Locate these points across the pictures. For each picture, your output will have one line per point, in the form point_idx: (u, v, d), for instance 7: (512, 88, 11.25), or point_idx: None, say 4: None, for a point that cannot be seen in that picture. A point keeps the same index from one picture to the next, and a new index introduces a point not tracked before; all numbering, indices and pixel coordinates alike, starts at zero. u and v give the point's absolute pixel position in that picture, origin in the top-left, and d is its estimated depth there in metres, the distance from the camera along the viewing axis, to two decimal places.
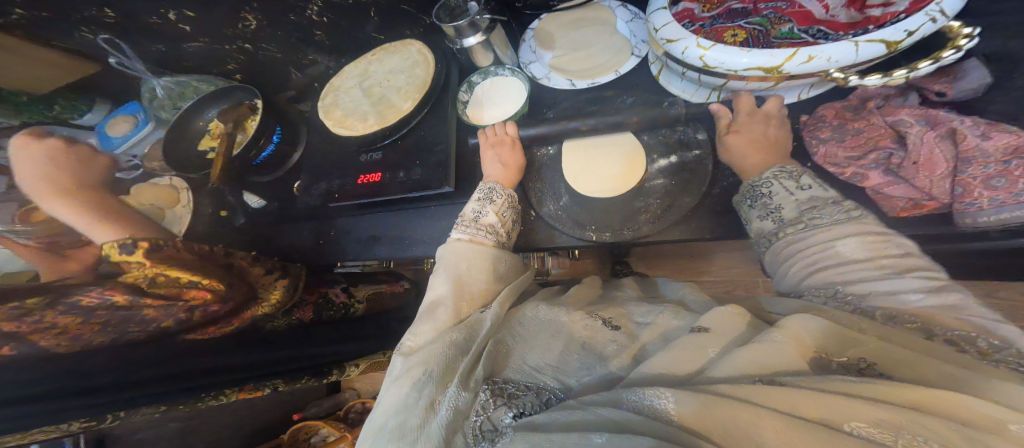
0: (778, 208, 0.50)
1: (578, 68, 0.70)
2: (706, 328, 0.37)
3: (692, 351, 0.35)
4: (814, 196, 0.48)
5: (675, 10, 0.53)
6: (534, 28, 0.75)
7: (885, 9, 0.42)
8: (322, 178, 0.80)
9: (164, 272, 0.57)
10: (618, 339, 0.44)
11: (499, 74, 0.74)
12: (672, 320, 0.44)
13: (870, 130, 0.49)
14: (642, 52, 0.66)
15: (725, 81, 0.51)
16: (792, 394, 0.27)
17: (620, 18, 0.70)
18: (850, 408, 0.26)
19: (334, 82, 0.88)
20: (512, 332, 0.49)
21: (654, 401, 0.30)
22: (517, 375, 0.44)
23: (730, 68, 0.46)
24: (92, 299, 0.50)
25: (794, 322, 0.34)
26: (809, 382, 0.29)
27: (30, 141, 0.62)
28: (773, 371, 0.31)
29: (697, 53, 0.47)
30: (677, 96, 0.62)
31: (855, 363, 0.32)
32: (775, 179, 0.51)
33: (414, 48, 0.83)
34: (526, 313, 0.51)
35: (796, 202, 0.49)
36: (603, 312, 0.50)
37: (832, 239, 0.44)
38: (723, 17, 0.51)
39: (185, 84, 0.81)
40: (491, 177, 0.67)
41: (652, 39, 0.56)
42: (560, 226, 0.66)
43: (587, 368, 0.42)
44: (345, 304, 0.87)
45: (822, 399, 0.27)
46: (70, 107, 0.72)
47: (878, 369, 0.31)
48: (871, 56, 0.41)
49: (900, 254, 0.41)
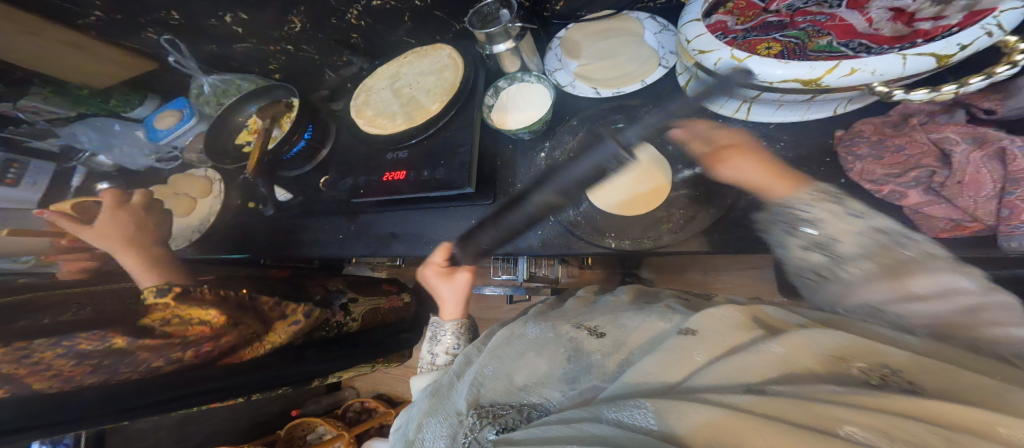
0: (832, 242, 0.50)
1: (604, 77, 0.70)
2: (693, 331, 0.41)
3: (676, 360, 0.39)
4: (878, 227, 0.47)
5: (709, 22, 0.53)
6: (562, 36, 0.76)
7: (936, 22, 0.41)
8: (351, 174, 0.83)
9: (184, 313, 0.62)
10: (601, 346, 0.48)
11: (524, 81, 0.75)
12: (659, 323, 0.48)
13: (911, 148, 0.46)
14: (670, 63, 0.66)
15: (759, 92, 0.51)
16: (781, 402, 0.31)
17: (649, 29, 0.71)
18: (844, 415, 0.29)
19: (365, 84, 0.91)
20: (498, 351, 0.52)
21: (636, 414, 0.33)
22: (503, 396, 0.47)
23: (764, 79, 0.45)
24: (92, 343, 0.53)
25: (794, 337, 0.38)
26: (803, 393, 0.32)
27: (84, 132, 0.86)
28: (756, 375, 0.35)
29: (731, 64, 0.47)
30: (705, 107, 0.61)
31: (874, 371, 0.34)
32: (808, 206, 0.51)
33: (444, 52, 0.85)
34: (517, 333, 0.54)
35: (852, 234, 0.48)
36: (589, 319, 0.55)
37: (848, 284, 0.50)
38: (757, 30, 0.50)
39: (230, 83, 0.92)
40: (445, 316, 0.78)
41: (683, 49, 0.55)
42: (579, 231, 0.65)
43: (573, 382, 0.46)
44: (340, 323, 0.92)
45: (813, 407, 0.30)
46: (124, 101, 0.91)
47: (905, 377, 0.33)
48: (918, 69, 0.39)
49: (946, 276, 0.43)
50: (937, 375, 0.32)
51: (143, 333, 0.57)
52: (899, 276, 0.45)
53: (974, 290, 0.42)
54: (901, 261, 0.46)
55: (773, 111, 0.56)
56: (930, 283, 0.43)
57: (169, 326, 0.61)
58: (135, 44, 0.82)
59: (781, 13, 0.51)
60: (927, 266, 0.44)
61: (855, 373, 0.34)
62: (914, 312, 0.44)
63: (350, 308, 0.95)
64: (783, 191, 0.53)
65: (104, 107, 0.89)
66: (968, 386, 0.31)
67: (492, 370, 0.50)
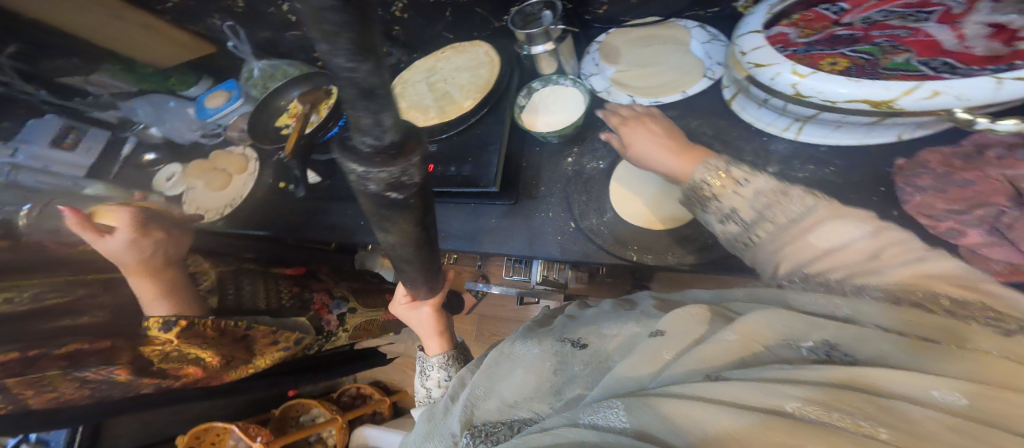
0: (732, 211, 0.42)
1: (644, 86, 0.68)
2: (661, 332, 0.36)
3: (645, 357, 0.34)
4: (758, 187, 0.40)
5: (769, 33, 0.49)
6: (601, 41, 0.74)
7: None
8: None
9: (178, 349, 0.59)
10: (586, 359, 0.46)
11: (559, 84, 0.74)
12: (633, 328, 0.45)
13: (981, 184, 0.43)
14: (716, 74, 0.63)
15: (817, 112, 0.48)
16: (736, 386, 0.25)
17: (696, 38, 0.68)
18: (787, 391, 0.24)
19: (403, 76, 0.93)
20: (489, 372, 0.52)
21: (609, 413, 0.29)
22: (497, 416, 0.47)
23: (826, 98, 0.43)
24: (96, 375, 0.54)
25: (753, 317, 0.31)
26: (755, 374, 0.26)
27: (141, 107, 0.91)
28: (713, 364, 0.29)
29: (791, 80, 0.44)
30: (750, 123, 0.58)
31: (819, 348, 0.27)
32: (705, 181, 0.44)
33: (482, 50, 0.85)
34: (504, 352, 0.54)
35: (747, 196, 0.41)
36: (573, 332, 0.53)
37: (776, 239, 0.38)
38: (823, 44, 0.47)
39: (277, 67, 0.96)
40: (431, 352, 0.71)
41: (735, 62, 0.53)
42: (600, 240, 0.63)
43: (559, 394, 0.44)
44: (328, 333, 0.85)
45: (767, 387, 0.25)
46: (182, 80, 0.97)
47: (843, 350, 0.26)
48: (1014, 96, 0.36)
49: (848, 221, 0.34)
50: (915, 324, 0.26)
51: (142, 371, 0.59)
52: (800, 232, 0.36)
53: (884, 254, 0.32)
54: (790, 221, 0.37)
55: (828, 133, 0.51)
56: (831, 236, 0.35)
57: (168, 361, 0.61)
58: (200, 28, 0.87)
59: (856, 25, 0.47)
60: (803, 224, 0.36)
61: (803, 352, 0.28)
62: (869, 276, 0.32)
63: (347, 319, 0.88)
64: (668, 164, 0.52)
65: (165, 85, 0.95)
66: (976, 360, 0.23)
67: (482, 390, 0.50)
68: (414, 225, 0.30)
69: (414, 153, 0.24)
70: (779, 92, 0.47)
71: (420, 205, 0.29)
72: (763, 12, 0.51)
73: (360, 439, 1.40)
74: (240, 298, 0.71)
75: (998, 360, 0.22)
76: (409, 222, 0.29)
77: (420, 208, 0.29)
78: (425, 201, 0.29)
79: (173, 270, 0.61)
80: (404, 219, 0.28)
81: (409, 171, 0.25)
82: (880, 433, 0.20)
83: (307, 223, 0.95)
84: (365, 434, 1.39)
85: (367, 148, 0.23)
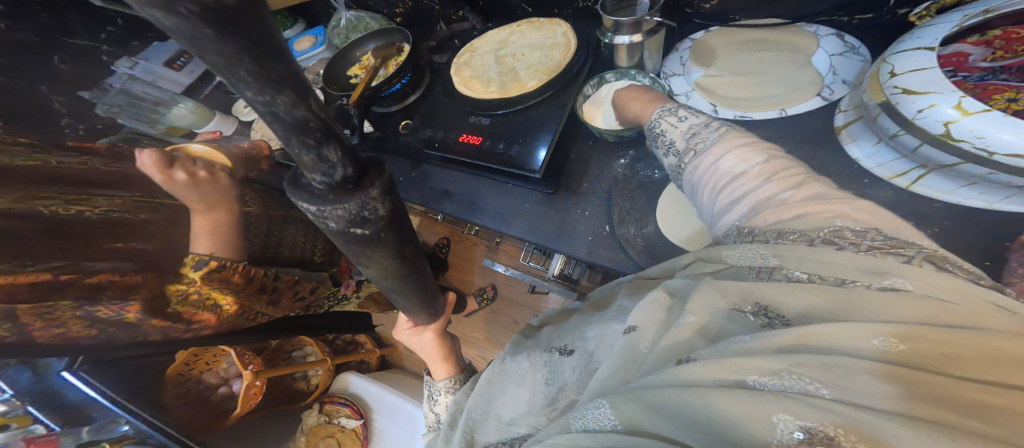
0: (671, 142, 0.50)
1: (733, 96, 0.61)
2: (632, 329, 0.36)
3: (623, 364, 0.33)
4: (692, 123, 0.49)
5: (943, 51, 0.43)
6: (696, 38, 0.69)
7: None
8: (431, 126, 0.84)
9: (202, 293, 0.56)
10: (575, 364, 0.44)
11: (635, 80, 0.69)
12: (612, 325, 0.44)
13: None
14: (835, 94, 0.56)
15: (958, 162, 0.41)
16: (708, 364, 0.25)
17: (826, 47, 0.60)
18: (756, 364, 0.24)
19: (473, 43, 0.92)
20: (484, 389, 0.50)
21: (597, 413, 0.29)
22: (495, 435, 0.45)
23: (983, 144, 0.37)
24: (110, 312, 0.47)
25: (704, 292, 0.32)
26: (724, 351, 0.27)
27: None
28: (687, 348, 0.30)
29: (949, 114, 0.39)
30: (854, 160, 0.51)
31: (760, 318, 0.29)
32: (661, 116, 0.53)
33: (560, 30, 0.82)
34: (496, 367, 0.52)
35: (683, 131, 0.49)
36: (559, 340, 0.51)
37: (698, 161, 0.44)
38: (1009, 74, 0.41)
39: (361, 20, 1.04)
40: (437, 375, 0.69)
41: (873, 84, 0.47)
42: (634, 254, 0.59)
43: (554, 403, 0.42)
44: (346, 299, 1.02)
45: (731, 362, 0.25)
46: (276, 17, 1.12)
47: (815, 318, 0.26)
48: None
49: (754, 151, 0.40)
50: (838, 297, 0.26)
51: (156, 312, 0.52)
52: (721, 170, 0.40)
53: (794, 196, 0.35)
54: (706, 148, 0.44)
55: (954, 187, 0.44)
56: (737, 160, 0.40)
57: (183, 305, 0.54)
58: None
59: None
60: (716, 151, 0.42)
61: (749, 323, 0.29)
62: (790, 219, 0.33)
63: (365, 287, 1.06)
64: (637, 106, 0.59)
65: None
66: (911, 304, 0.24)
67: (477, 412, 0.48)
68: (389, 256, 0.30)
69: (373, 185, 0.23)
70: (920, 129, 0.42)
71: (392, 239, 0.28)
72: (954, 21, 0.43)
73: (342, 385, 1.33)
74: (280, 247, 0.71)
75: (904, 297, 0.24)
76: (387, 253, 0.29)
77: (391, 240, 0.28)
78: (394, 233, 0.28)
79: (236, 217, 0.59)
80: (376, 252, 0.28)
81: (368, 206, 0.24)
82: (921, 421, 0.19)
83: None
84: (348, 379, 1.33)
85: (321, 185, 0.22)
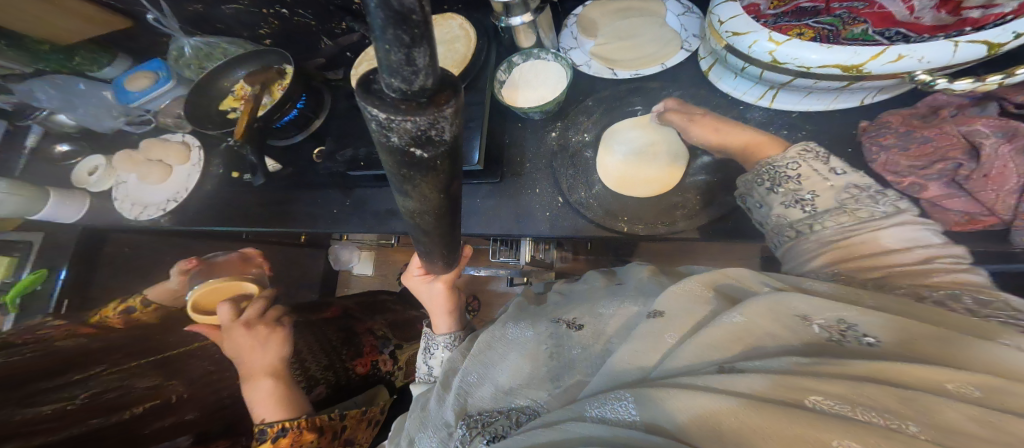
0: (809, 195, 0.44)
1: (623, 58, 0.68)
2: (660, 313, 0.38)
3: (651, 343, 0.37)
4: (851, 180, 0.43)
5: (742, 3, 0.52)
6: (579, 13, 0.73)
7: (986, 11, 0.41)
8: (350, 146, 0.79)
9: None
10: (583, 341, 0.47)
11: (540, 58, 0.72)
12: (632, 308, 0.48)
13: (940, 140, 0.46)
14: (692, 47, 0.65)
15: (791, 78, 0.50)
16: (753, 379, 0.27)
17: (671, 11, 0.69)
18: (809, 384, 0.26)
19: (369, 51, 0.89)
20: (482, 355, 0.53)
21: (617, 407, 0.31)
22: (491, 403, 0.48)
23: (801, 64, 0.45)
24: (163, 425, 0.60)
25: (762, 301, 0.33)
26: (770, 367, 0.29)
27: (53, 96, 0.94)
28: (733, 350, 0.32)
29: (767, 47, 0.46)
30: (727, 93, 0.61)
31: (833, 327, 0.31)
32: (805, 157, 0.46)
33: (455, 23, 0.80)
34: (498, 334, 0.54)
35: (830, 186, 0.43)
36: (567, 313, 0.54)
37: (865, 226, 0.39)
38: (789, 16, 0.50)
39: (215, 46, 0.93)
40: (438, 328, 0.73)
41: (713, 32, 0.55)
42: (590, 213, 0.64)
43: (557, 380, 0.45)
44: (389, 372, 1.02)
45: (756, 379, 0.27)
46: (91, 59, 0.94)
47: (859, 331, 0.30)
48: (969, 58, 0.39)
49: (916, 228, 0.38)
50: (900, 331, 0.29)
51: None
52: (871, 228, 0.39)
53: (893, 215, 0.39)
54: (868, 218, 0.40)
55: (799, 99, 0.55)
56: (901, 237, 0.38)
57: None
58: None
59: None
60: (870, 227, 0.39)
61: (817, 331, 0.31)
62: (883, 244, 0.38)
63: (397, 355, 1.05)
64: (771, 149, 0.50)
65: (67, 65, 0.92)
66: (974, 354, 0.26)
67: (476, 377, 0.51)
68: (437, 189, 0.25)
69: (449, 104, 0.19)
70: (756, 60, 0.49)
71: (449, 167, 0.24)
72: None
73: None
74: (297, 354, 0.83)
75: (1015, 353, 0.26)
76: (434, 185, 0.24)
77: (446, 170, 0.24)
78: (452, 163, 0.23)
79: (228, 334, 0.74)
80: (427, 181, 0.24)
81: (439, 125, 0.20)
82: (910, 427, 0.23)
83: (276, 214, 0.91)
84: None
85: (393, 91, 0.18)
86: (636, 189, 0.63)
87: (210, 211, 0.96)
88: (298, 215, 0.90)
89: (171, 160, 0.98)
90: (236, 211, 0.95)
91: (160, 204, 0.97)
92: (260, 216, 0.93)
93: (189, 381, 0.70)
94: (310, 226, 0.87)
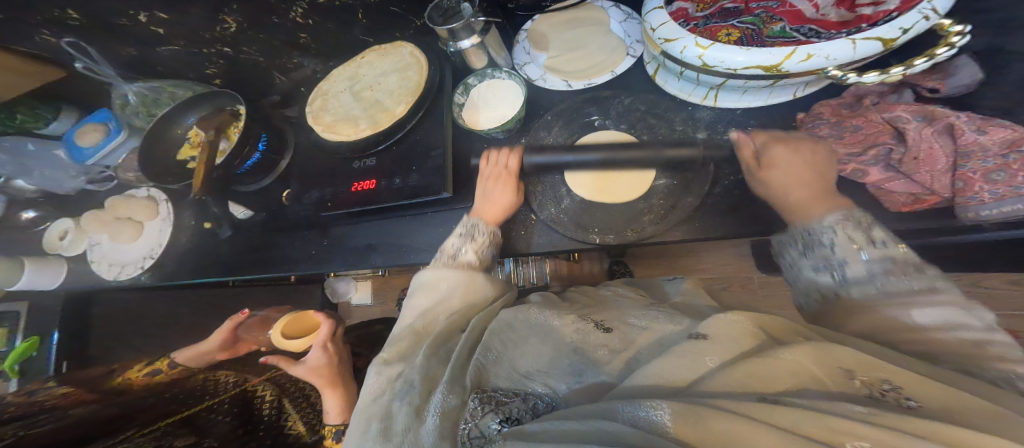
0: (841, 262, 0.48)
1: (574, 68, 0.69)
2: (704, 336, 0.37)
3: (687, 360, 0.35)
4: (887, 254, 0.46)
5: (670, 9, 0.54)
6: (528, 28, 0.75)
7: (876, 8, 0.44)
8: (315, 186, 0.79)
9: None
10: (609, 342, 0.45)
11: (495, 77, 0.73)
12: (668, 325, 0.45)
13: (867, 127, 0.50)
14: (638, 52, 0.67)
15: (724, 80, 0.52)
16: (796, 415, 0.28)
17: (614, 17, 0.71)
18: (859, 430, 0.27)
19: (323, 87, 0.88)
20: (505, 336, 0.49)
21: (651, 413, 0.31)
22: (506, 383, 0.45)
23: (728, 66, 0.47)
24: None
25: (809, 345, 0.34)
26: (816, 406, 0.29)
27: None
28: (772, 386, 0.32)
29: (696, 52, 0.47)
30: (674, 94, 0.62)
31: (877, 385, 0.31)
32: (834, 226, 0.49)
33: (406, 50, 0.83)
34: (520, 317, 0.51)
35: (863, 261, 0.46)
36: (594, 315, 0.52)
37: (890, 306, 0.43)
38: (717, 17, 0.52)
39: (161, 90, 0.90)
40: (476, 212, 0.66)
41: (648, 38, 0.56)
42: (562, 229, 0.64)
43: (578, 375, 0.44)
44: None
45: (815, 419, 0.28)
46: (33, 115, 0.90)
47: (905, 393, 0.30)
48: (867, 53, 0.41)
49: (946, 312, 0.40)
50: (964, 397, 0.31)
51: None
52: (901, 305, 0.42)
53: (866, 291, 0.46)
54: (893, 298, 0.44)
55: (739, 97, 0.57)
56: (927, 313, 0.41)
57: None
58: (28, 48, 0.77)
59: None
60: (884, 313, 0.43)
61: (858, 387, 0.31)
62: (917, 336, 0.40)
63: None
64: (810, 212, 0.51)
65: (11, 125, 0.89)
66: None
67: (495, 355, 0.47)
68: None
69: None
70: (689, 63, 0.50)
71: None
72: None
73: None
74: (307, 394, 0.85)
75: None
76: None
77: None
78: None
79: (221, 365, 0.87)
80: None
81: None
82: None
83: (255, 261, 0.90)
84: None
85: None
86: (615, 199, 0.64)
87: (187, 262, 0.95)
88: (277, 259, 0.89)
89: (139, 217, 0.97)
90: (213, 262, 0.94)
91: (137, 262, 0.95)
92: (239, 265, 0.92)
93: (217, 431, 0.69)
94: (290, 269, 0.87)
